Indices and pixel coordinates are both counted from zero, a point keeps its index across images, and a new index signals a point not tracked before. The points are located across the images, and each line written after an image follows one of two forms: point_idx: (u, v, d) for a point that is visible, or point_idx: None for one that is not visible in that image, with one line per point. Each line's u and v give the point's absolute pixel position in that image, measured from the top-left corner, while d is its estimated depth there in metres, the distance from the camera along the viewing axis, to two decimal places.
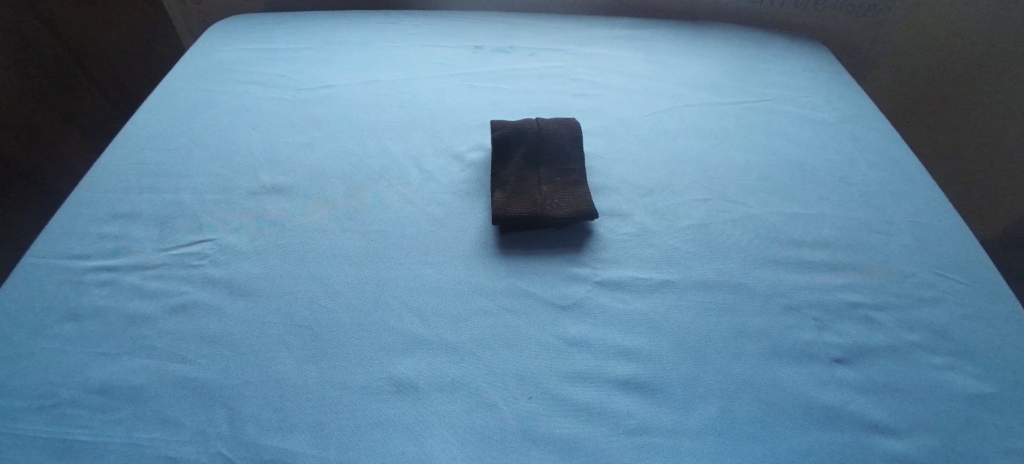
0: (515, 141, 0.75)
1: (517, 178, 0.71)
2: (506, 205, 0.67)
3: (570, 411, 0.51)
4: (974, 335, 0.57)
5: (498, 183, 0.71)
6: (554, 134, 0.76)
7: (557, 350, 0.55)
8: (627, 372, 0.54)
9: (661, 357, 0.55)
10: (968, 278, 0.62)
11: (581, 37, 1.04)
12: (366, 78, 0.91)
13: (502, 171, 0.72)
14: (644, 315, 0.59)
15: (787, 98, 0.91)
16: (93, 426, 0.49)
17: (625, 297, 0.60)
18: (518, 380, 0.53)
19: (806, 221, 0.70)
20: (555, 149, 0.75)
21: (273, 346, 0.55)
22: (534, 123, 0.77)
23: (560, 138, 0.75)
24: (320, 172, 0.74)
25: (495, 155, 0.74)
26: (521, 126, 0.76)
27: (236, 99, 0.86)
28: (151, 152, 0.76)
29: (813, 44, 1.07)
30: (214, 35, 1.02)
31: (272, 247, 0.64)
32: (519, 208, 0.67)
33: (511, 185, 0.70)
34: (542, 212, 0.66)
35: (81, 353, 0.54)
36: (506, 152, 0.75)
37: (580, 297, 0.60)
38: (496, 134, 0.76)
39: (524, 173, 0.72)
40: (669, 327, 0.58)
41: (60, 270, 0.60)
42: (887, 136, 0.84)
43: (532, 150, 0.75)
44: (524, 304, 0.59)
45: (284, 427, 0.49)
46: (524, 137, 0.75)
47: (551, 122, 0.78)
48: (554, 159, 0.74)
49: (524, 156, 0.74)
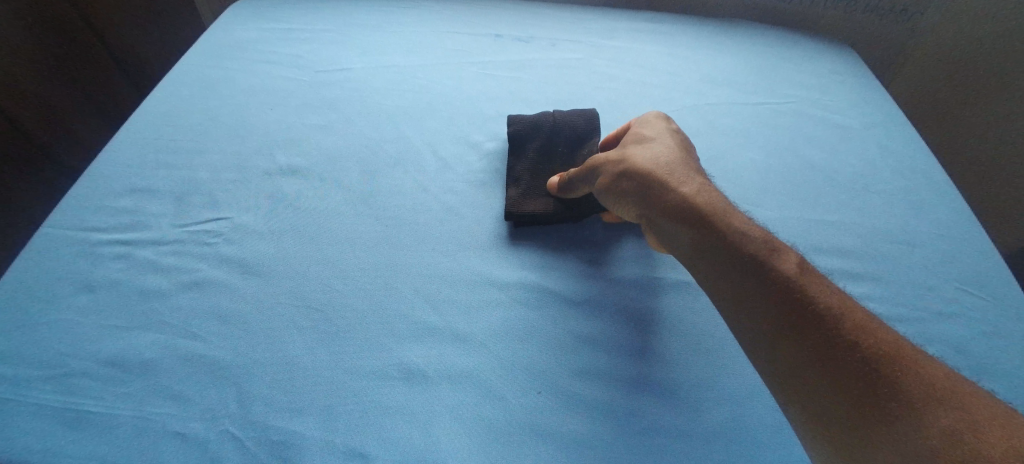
0: (531, 134, 0.73)
1: (532, 174, 0.70)
2: (520, 203, 0.66)
3: (573, 406, 0.50)
4: (993, 353, 0.56)
5: (514, 178, 0.70)
6: (571, 126, 0.73)
7: (558, 347, 0.54)
8: (628, 370, 0.53)
9: (666, 360, 0.54)
10: (989, 293, 0.61)
11: (602, 29, 1.02)
12: (382, 62, 0.90)
13: (516, 168, 0.71)
14: (654, 315, 0.58)
15: (810, 100, 0.89)
16: (104, 398, 0.49)
17: (635, 295, 0.60)
18: (527, 373, 0.52)
19: (825, 227, 0.68)
20: (572, 142, 0.73)
21: (283, 327, 0.55)
22: (550, 115, 0.74)
23: (577, 130, 0.73)
24: (334, 154, 0.74)
25: (510, 150, 0.73)
26: (535, 119, 0.74)
27: (253, 79, 0.85)
28: (168, 128, 0.75)
29: (840, 45, 1.04)
30: (232, 13, 1.01)
31: (285, 228, 0.64)
32: (533, 205, 0.66)
33: (525, 181, 0.69)
34: (557, 210, 0.66)
35: (94, 325, 0.54)
36: (521, 147, 0.73)
37: (590, 295, 0.59)
38: (510, 129, 0.74)
39: (539, 169, 0.71)
40: (679, 330, 0.57)
41: (76, 241, 0.61)
42: (913, 144, 0.81)
43: (548, 144, 0.73)
44: (540, 296, 0.58)
45: (292, 409, 0.49)
46: (539, 130, 0.73)
47: (567, 114, 0.75)
48: (570, 153, 0.73)
49: (538, 151, 0.72)
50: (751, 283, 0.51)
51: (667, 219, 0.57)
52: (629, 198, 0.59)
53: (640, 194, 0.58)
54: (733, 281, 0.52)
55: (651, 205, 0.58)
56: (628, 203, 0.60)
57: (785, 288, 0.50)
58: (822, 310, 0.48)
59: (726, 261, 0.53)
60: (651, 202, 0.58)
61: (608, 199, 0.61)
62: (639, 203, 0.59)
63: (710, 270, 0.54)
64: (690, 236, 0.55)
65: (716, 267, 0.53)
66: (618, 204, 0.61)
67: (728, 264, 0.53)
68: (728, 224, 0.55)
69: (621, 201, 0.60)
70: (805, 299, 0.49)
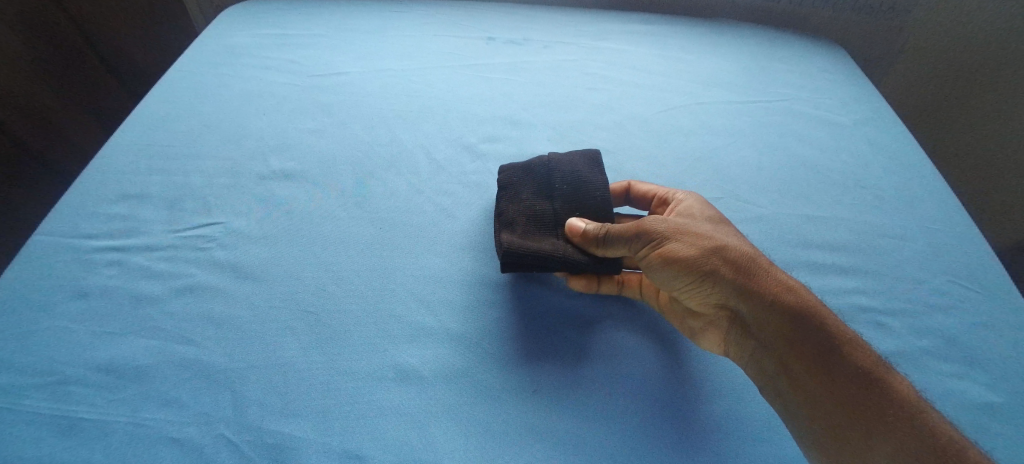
0: (523, 177, 0.64)
1: (528, 215, 0.60)
2: (515, 242, 0.57)
3: (571, 425, 0.49)
4: (984, 344, 0.56)
5: (506, 222, 0.60)
6: (571, 165, 0.63)
7: (563, 359, 0.54)
8: (626, 385, 0.52)
9: (663, 375, 0.53)
10: (978, 286, 0.62)
11: (594, 31, 1.02)
12: (377, 65, 0.91)
13: (507, 209, 0.62)
14: (653, 331, 0.57)
15: (802, 98, 0.90)
16: (98, 404, 0.49)
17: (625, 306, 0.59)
18: (519, 384, 0.51)
19: (818, 224, 0.69)
20: (572, 178, 0.62)
21: (278, 331, 0.54)
22: (546, 157, 0.65)
23: (577, 168, 0.63)
24: (328, 158, 0.74)
25: (502, 195, 0.64)
26: (528, 161, 0.66)
27: (246, 84, 0.85)
28: (160, 134, 0.75)
29: (831, 44, 1.05)
30: (224, 20, 1.01)
31: (280, 232, 0.64)
32: (532, 246, 0.57)
33: (519, 223, 0.60)
34: (564, 254, 0.56)
35: (88, 331, 0.54)
36: (513, 187, 0.64)
37: (587, 310, 0.58)
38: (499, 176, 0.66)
39: (537, 209, 0.61)
40: (677, 346, 0.56)
41: (68, 249, 0.60)
42: (902, 140, 0.82)
43: (545, 183, 0.63)
44: (536, 302, 0.58)
45: (287, 412, 0.49)
46: (533, 172, 0.64)
47: (567, 155, 0.65)
48: (572, 189, 0.61)
49: (533, 192, 0.63)
50: (853, 392, 0.45)
51: (748, 307, 0.50)
52: (702, 278, 0.51)
53: (718, 275, 0.51)
54: (826, 388, 0.46)
55: (730, 289, 0.51)
56: (698, 282, 0.52)
57: (895, 410, 0.44)
58: (933, 433, 0.43)
59: (822, 367, 0.46)
60: (732, 287, 0.50)
61: (670, 274, 0.53)
62: (715, 285, 0.51)
63: (796, 370, 0.47)
64: (775, 331, 0.48)
65: (805, 369, 0.47)
66: (683, 280, 0.52)
67: (821, 367, 0.46)
68: (824, 324, 0.48)
69: (689, 278, 0.52)
70: (919, 427, 0.43)
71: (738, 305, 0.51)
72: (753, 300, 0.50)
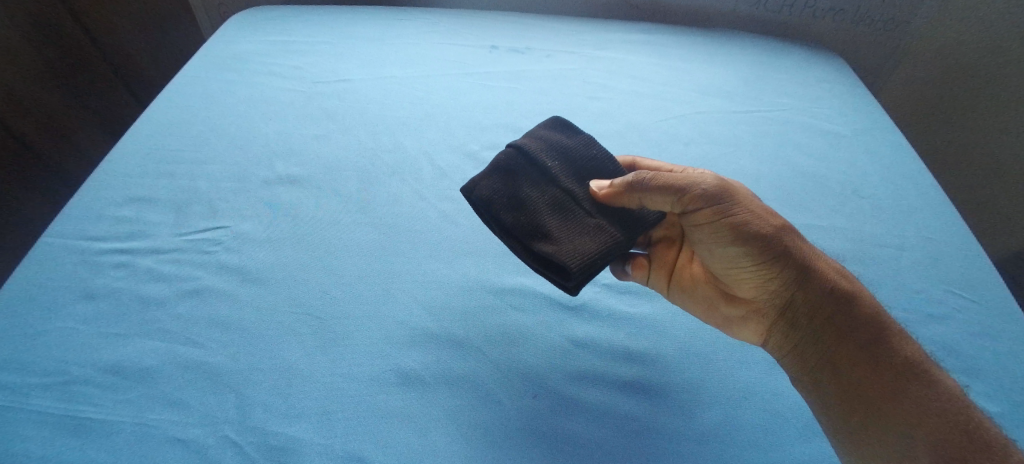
0: (512, 182, 0.61)
1: (546, 211, 0.59)
2: (574, 248, 0.54)
3: (575, 445, 0.48)
4: (981, 354, 0.56)
5: (535, 232, 0.58)
6: (545, 142, 0.64)
7: (570, 366, 0.54)
8: (627, 409, 0.51)
9: (663, 381, 0.54)
10: (975, 296, 0.62)
11: (595, 40, 1.04)
12: (382, 73, 0.92)
13: (524, 218, 0.59)
14: (651, 352, 0.56)
15: (800, 107, 0.91)
16: (103, 404, 0.50)
17: (619, 312, 0.60)
18: (525, 402, 0.51)
19: (816, 232, 0.70)
20: (558, 153, 0.63)
21: (281, 334, 0.55)
22: (509, 149, 0.64)
23: (554, 142, 0.64)
24: (333, 164, 0.75)
25: (507, 211, 0.59)
26: (500, 164, 0.62)
27: (252, 90, 0.86)
28: (167, 139, 0.77)
29: (829, 54, 1.06)
30: (232, 26, 1.02)
31: (286, 235, 0.65)
32: (589, 244, 0.55)
33: (547, 224, 0.58)
34: (618, 235, 0.56)
35: (96, 333, 0.55)
36: (510, 195, 0.60)
37: (585, 331, 0.58)
38: (479, 196, 0.60)
39: (552, 201, 0.60)
40: (672, 371, 0.55)
41: (76, 251, 0.61)
42: (899, 150, 0.83)
43: (539, 175, 0.61)
44: (531, 320, 0.58)
45: (291, 414, 0.49)
46: (516, 170, 0.62)
47: (524, 137, 0.65)
48: (567, 162, 0.62)
49: (534, 187, 0.61)
50: (900, 382, 0.45)
51: (798, 290, 0.51)
52: (759, 255, 0.50)
53: (787, 255, 0.50)
54: (873, 379, 0.46)
55: (791, 271, 0.50)
56: (759, 261, 0.51)
57: (938, 406, 0.43)
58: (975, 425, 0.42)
59: (871, 359, 0.46)
60: (796, 270, 0.50)
61: (733, 247, 0.52)
62: (773, 264, 0.51)
63: (840, 359, 0.47)
64: (830, 319, 0.49)
65: (852, 359, 0.47)
66: (741, 256, 0.52)
67: (871, 359, 0.46)
68: (874, 314, 0.49)
69: (755, 254, 0.51)
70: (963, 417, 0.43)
71: (789, 288, 0.51)
72: (817, 285, 0.50)
